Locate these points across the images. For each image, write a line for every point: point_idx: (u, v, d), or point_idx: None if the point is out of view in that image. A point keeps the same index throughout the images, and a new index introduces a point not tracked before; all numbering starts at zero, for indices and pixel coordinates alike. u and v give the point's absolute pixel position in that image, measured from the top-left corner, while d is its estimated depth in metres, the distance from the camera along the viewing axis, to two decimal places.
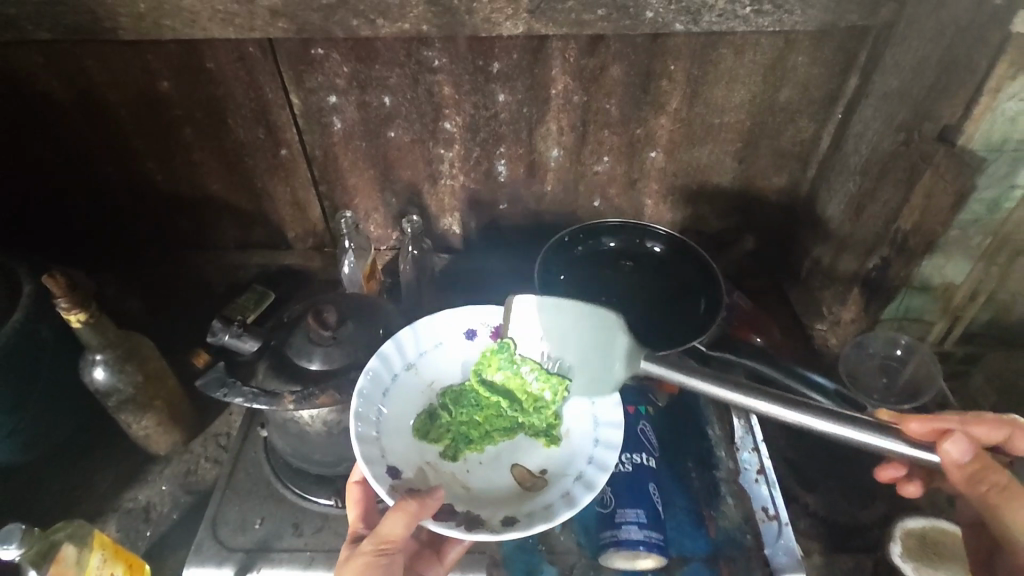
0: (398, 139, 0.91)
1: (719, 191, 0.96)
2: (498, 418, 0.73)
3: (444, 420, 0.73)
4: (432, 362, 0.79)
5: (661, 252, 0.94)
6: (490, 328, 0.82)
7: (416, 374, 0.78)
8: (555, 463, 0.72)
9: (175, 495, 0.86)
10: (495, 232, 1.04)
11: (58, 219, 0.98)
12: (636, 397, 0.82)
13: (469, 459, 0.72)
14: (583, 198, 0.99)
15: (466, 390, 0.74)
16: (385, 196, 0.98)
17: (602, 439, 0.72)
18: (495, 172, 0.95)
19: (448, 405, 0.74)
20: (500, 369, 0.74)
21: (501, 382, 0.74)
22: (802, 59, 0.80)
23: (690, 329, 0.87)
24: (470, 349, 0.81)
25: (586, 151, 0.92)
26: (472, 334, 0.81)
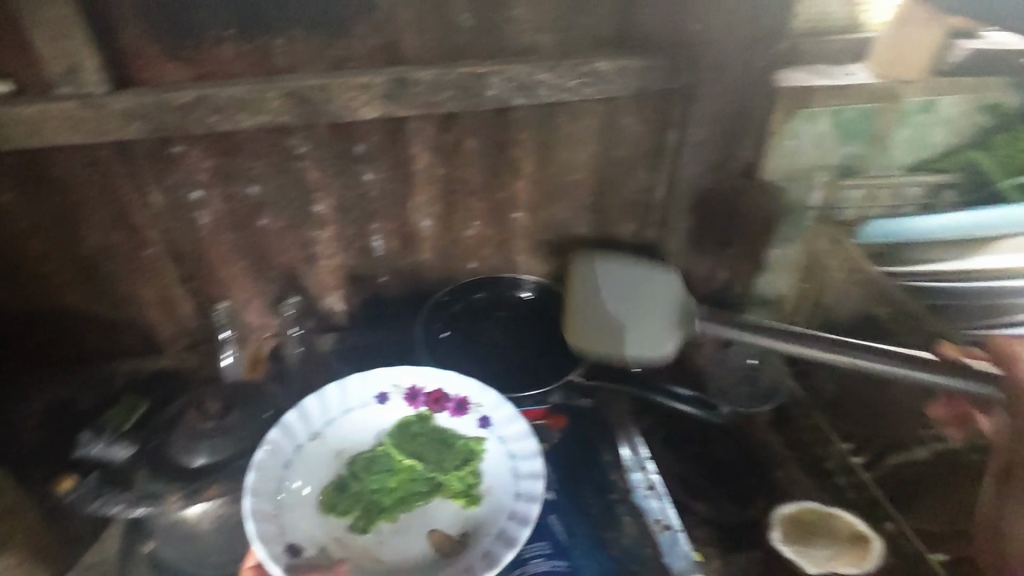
0: (269, 226, 0.92)
1: (581, 241, 1.06)
2: (411, 484, 0.77)
3: (354, 491, 0.77)
4: (341, 429, 0.82)
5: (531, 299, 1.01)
6: (401, 389, 0.85)
7: (323, 445, 0.80)
8: (473, 523, 0.75)
9: None
10: (378, 306, 1.06)
11: None
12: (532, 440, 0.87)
13: (381, 530, 0.75)
14: (460, 262, 1.04)
15: (379, 456, 0.79)
16: (261, 284, 0.98)
17: (522, 491, 0.75)
18: (371, 247, 0.99)
19: (358, 474, 0.78)
20: (418, 438, 0.81)
21: (418, 450, 0.80)
22: (628, 121, 0.93)
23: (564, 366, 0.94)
24: (383, 412, 0.84)
25: (456, 218, 0.99)
26: (384, 398, 0.84)
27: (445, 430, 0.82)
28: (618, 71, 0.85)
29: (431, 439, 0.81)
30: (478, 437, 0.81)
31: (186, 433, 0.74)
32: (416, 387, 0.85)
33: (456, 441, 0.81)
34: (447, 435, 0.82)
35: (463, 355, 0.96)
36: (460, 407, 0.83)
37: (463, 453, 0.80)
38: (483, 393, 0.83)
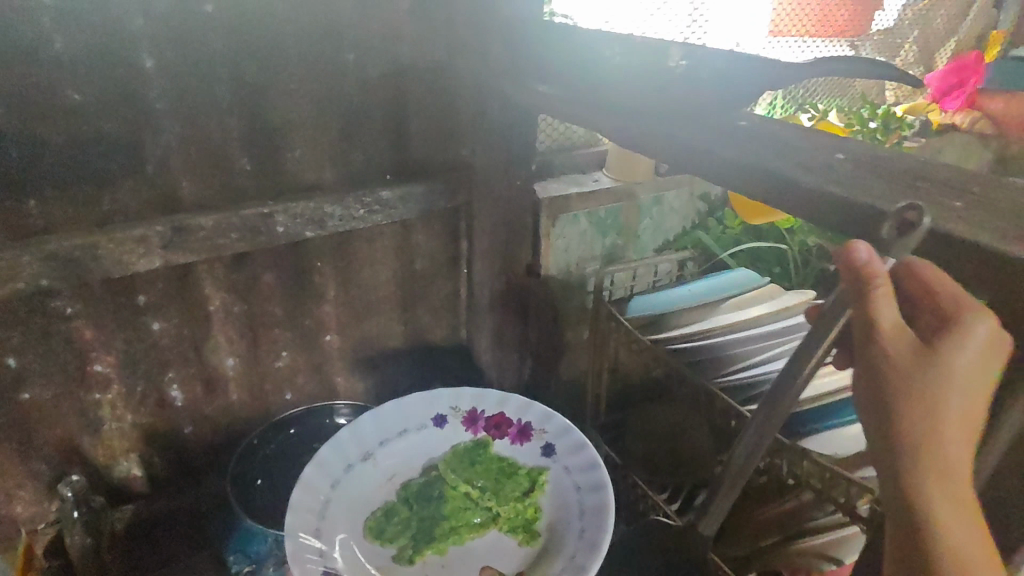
0: (36, 399, 0.82)
1: (398, 351, 1.09)
2: (466, 516, 0.82)
3: (403, 517, 0.81)
4: (398, 448, 0.87)
5: (348, 422, 0.99)
6: (460, 415, 0.91)
7: (380, 464, 0.85)
8: (528, 560, 0.78)
9: None
10: (184, 461, 0.97)
11: None
12: None
13: (428, 559, 0.78)
14: (274, 395, 1.00)
15: (437, 482, 0.85)
16: (30, 467, 0.84)
17: (585, 515, 0.78)
18: (168, 399, 0.91)
19: (411, 501, 0.83)
20: (480, 469, 0.87)
21: (479, 480, 0.86)
22: (420, 237, 1.01)
23: None
24: (442, 433, 0.90)
25: (262, 352, 0.96)
26: (443, 424, 0.90)
27: (505, 460, 0.88)
28: (402, 198, 0.93)
29: (492, 470, 0.87)
30: (541, 467, 0.86)
31: None
32: (477, 412, 0.91)
33: (518, 472, 0.86)
34: (508, 465, 0.87)
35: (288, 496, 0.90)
36: (524, 434, 0.89)
37: (527, 484, 0.85)
38: (548, 422, 0.89)
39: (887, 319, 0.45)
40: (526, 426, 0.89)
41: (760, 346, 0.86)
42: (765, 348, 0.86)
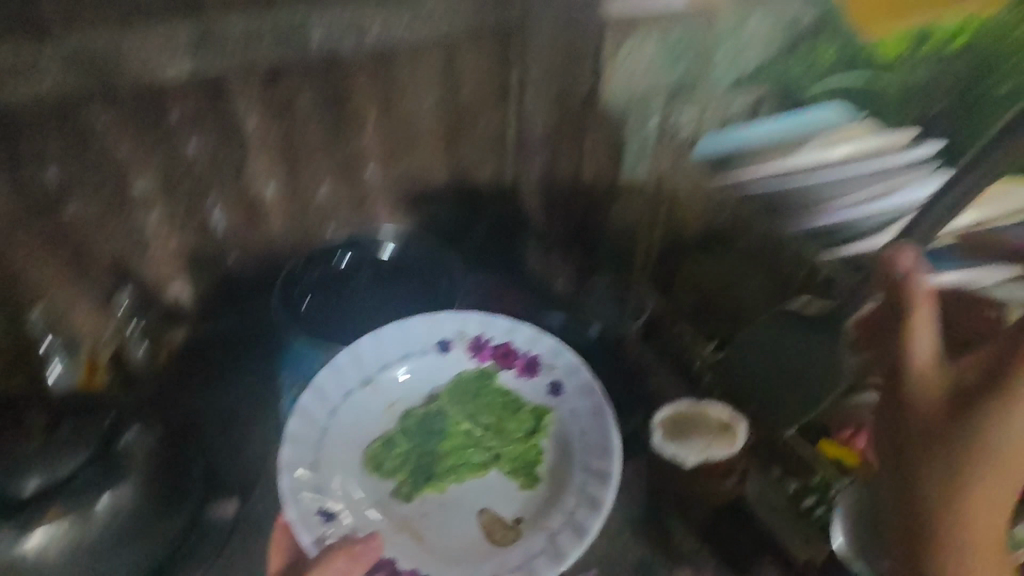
0: (80, 215, 0.80)
1: (440, 189, 1.03)
2: (466, 454, 0.79)
3: (401, 451, 0.79)
4: (399, 374, 0.83)
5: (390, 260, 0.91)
6: (465, 341, 0.85)
7: (381, 390, 0.82)
8: (530, 509, 0.75)
9: None
10: (231, 286, 0.97)
11: None
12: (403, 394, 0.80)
13: (427, 498, 0.76)
14: (315, 228, 0.98)
15: (437, 415, 0.81)
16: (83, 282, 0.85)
17: (591, 471, 0.75)
18: (210, 223, 0.90)
19: (410, 433, 0.80)
20: (481, 403, 0.82)
21: (479, 415, 0.82)
22: (468, 59, 0.91)
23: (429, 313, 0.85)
24: (444, 360, 0.84)
25: (302, 181, 0.92)
26: (446, 349, 0.84)
27: (506, 395, 0.83)
28: (449, 9, 0.82)
29: (495, 403, 0.82)
30: (545, 406, 0.81)
31: None
32: (481, 338, 0.85)
33: (521, 412, 0.81)
34: (511, 402, 0.82)
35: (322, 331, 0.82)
36: (533, 367, 0.83)
37: (530, 423, 0.81)
38: (558, 358, 0.83)
39: (919, 349, 0.54)
40: (535, 360, 0.83)
41: (856, 184, 0.80)
42: (861, 186, 0.80)
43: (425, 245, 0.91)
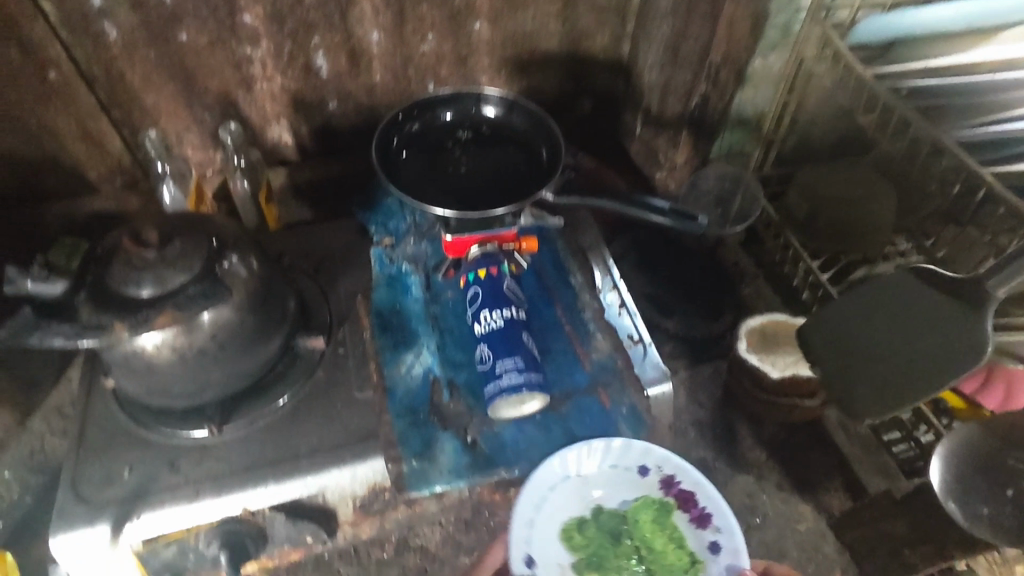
0: (192, 43, 0.81)
1: (550, 56, 0.95)
2: (629, 564, 0.59)
3: (584, 540, 0.60)
4: (593, 490, 0.62)
5: (498, 116, 0.80)
6: (664, 472, 0.62)
7: (568, 491, 0.62)
8: None
9: (22, 478, 0.68)
10: (327, 137, 0.96)
11: None
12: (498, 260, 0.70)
13: None
14: (417, 83, 0.94)
15: (625, 529, 0.61)
16: (194, 112, 0.88)
17: None
18: (314, 67, 0.87)
19: (594, 527, 0.61)
20: (661, 538, 0.60)
21: (658, 543, 0.60)
22: None
23: (534, 175, 0.75)
24: (641, 483, 0.62)
25: (408, 30, 0.87)
26: (643, 470, 0.62)
27: (684, 541, 0.59)
28: None
29: (670, 548, 0.59)
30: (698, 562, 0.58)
31: (124, 259, 0.56)
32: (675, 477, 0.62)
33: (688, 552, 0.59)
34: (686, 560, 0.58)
35: (427, 180, 0.75)
36: (702, 519, 0.59)
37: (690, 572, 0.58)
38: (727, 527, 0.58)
39: None
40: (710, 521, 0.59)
41: None
42: None
43: (532, 109, 0.78)
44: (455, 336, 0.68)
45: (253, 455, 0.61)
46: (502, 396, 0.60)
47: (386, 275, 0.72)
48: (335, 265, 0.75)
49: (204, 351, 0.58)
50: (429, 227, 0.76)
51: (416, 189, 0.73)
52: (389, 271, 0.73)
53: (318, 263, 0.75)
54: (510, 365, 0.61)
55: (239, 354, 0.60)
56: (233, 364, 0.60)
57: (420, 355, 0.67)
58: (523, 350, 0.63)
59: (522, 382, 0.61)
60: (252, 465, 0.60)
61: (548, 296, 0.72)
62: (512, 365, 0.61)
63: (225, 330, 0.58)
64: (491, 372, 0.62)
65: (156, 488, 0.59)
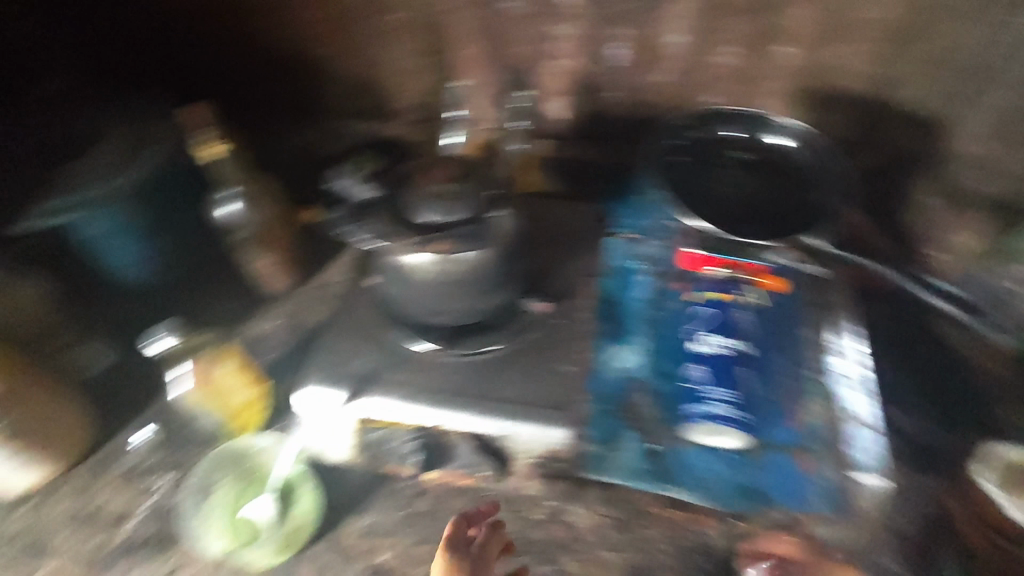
0: (514, 11, 0.89)
1: (851, 93, 0.87)
2: None
3: None
4: None
5: (784, 148, 0.77)
6: None
7: None
8: None
9: (285, 331, 0.84)
10: (592, 121, 0.99)
11: (165, 66, 0.95)
12: (731, 286, 0.70)
13: None
14: (699, 92, 0.93)
15: None
16: (492, 72, 0.97)
17: None
18: (608, 55, 0.92)
19: None
20: None
21: None
22: None
23: (806, 216, 0.72)
24: None
25: (709, 40, 0.87)
26: None
27: None
28: None
29: None
30: None
31: (416, 188, 0.67)
32: None
33: None
34: None
35: (694, 191, 0.75)
36: None
37: None
38: None
39: None
40: None
41: None
42: None
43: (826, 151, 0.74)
44: (667, 347, 0.69)
45: (462, 382, 0.69)
46: (701, 420, 0.63)
47: (619, 266, 0.76)
48: (570, 241, 0.78)
49: (459, 282, 0.66)
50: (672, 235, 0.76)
51: (681, 196, 0.74)
52: (620, 263, 0.76)
53: (557, 237, 0.78)
54: (720, 395, 0.64)
55: (478, 292, 0.68)
56: (471, 300, 0.68)
57: (630, 352, 0.70)
58: (736, 384, 0.64)
59: (726, 414, 0.63)
60: (459, 391, 0.68)
61: (777, 341, 0.68)
62: (722, 395, 0.64)
63: (477, 271, 0.66)
64: (697, 393, 0.65)
65: (383, 377, 0.69)
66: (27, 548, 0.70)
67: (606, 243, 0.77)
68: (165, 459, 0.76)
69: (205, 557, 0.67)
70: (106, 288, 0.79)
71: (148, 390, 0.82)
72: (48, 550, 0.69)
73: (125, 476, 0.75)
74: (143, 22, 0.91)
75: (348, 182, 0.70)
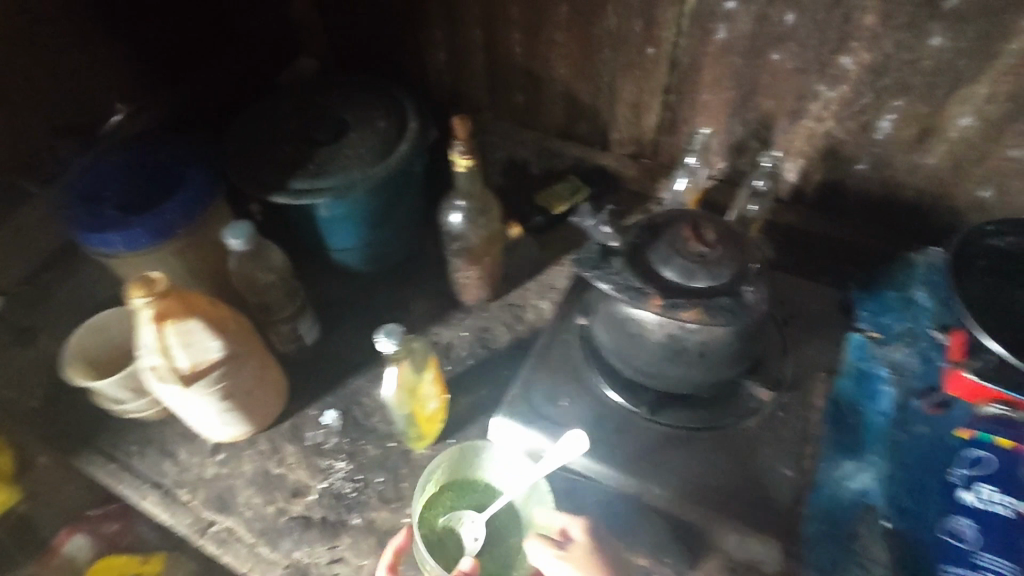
0: (779, 64, 0.82)
1: None
2: None
3: None
4: None
5: None
6: None
7: None
8: None
9: (473, 344, 0.84)
10: (832, 192, 0.91)
11: (419, 63, 1.04)
12: (1008, 433, 0.62)
13: None
14: (970, 183, 0.81)
15: None
16: (732, 122, 0.91)
17: None
18: (874, 126, 0.82)
19: None
20: None
21: None
22: None
23: None
24: None
25: (1007, 130, 0.75)
26: None
27: None
28: None
29: None
30: None
31: (673, 242, 0.61)
32: None
33: None
34: None
35: (995, 304, 0.61)
36: None
37: None
38: None
39: None
40: None
41: None
42: None
43: None
44: (915, 480, 0.62)
45: (665, 455, 0.64)
46: None
47: (858, 367, 0.68)
48: (801, 325, 0.70)
49: (687, 351, 0.61)
50: (935, 354, 0.68)
51: (978, 309, 0.61)
52: (862, 364, 0.69)
53: (788, 317, 0.70)
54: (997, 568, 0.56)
55: (705, 365, 0.62)
56: (693, 372, 0.62)
57: (865, 471, 0.63)
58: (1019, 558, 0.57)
59: None
60: (659, 465, 0.63)
61: None
62: (998, 565, 0.56)
63: (711, 344, 0.60)
64: (967, 556, 0.58)
65: (578, 429, 0.65)
66: (214, 500, 0.74)
67: (850, 338, 0.70)
68: (345, 445, 0.77)
69: (370, 557, 0.69)
70: (333, 266, 0.87)
71: (336, 372, 0.83)
72: (231, 508, 0.73)
73: (307, 451, 0.77)
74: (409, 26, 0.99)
75: (591, 217, 0.65)
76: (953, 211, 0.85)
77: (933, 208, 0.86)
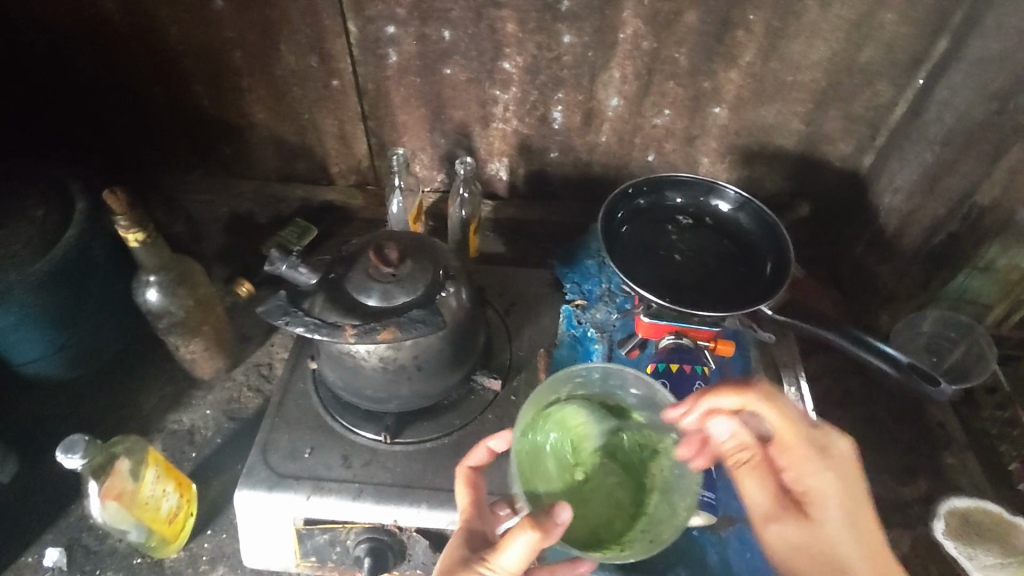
0: (454, 77, 0.86)
1: (781, 153, 0.90)
2: None
3: None
4: None
5: (728, 215, 0.77)
6: None
7: None
8: None
9: (219, 420, 0.79)
10: (539, 182, 0.99)
11: (96, 127, 0.93)
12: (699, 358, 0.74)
13: None
14: (637, 151, 0.93)
15: None
16: (434, 137, 0.94)
17: None
18: (550, 118, 0.90)
19: None
20: None
21: None
22: (890, 17, 0.74)
23: (751, 291, 0.72)
24: None
25: (648, 102, 0.86)
26: None
27: None
28: None
29: None
30: None
31: (364, 269, 0.62)
32: None
33: None
34: None
35: (643, 255, 0.74)
36: None
37: None
38: None
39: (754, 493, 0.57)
40: None
41: None
42: None
43: (770, 218, 0.74)
44: None
45: (416, 475, 0.64)
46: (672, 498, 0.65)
47: (571, 335, 0.75)
48: (523, 311, 0.79)
49: (408, 368, 0.62)
50: (627, 307, 0.78)
51: (630, 264, 0.73)
52: (574, 332, 0.76)
53: (509, 304, 0.79)
54: None
55: (427, 376, 0.64)
56: (417, 386, 0.64)
57: None
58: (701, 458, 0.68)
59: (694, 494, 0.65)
60: (410, 486, 0.63)
61: None
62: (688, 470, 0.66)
63: (424, 355, 0.62)
64: None
65: (325, 477, 0.63)
66: None
67: (561, 311, 0.77)
68: None
69: None
70: (21, 381, 0.74)
71: (54, 502, 0.73)
72: None
73: None
74: (74, 90, 0.88)
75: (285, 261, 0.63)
76: (635, 176, 0.97)
77: (620, 176, 0.98)
